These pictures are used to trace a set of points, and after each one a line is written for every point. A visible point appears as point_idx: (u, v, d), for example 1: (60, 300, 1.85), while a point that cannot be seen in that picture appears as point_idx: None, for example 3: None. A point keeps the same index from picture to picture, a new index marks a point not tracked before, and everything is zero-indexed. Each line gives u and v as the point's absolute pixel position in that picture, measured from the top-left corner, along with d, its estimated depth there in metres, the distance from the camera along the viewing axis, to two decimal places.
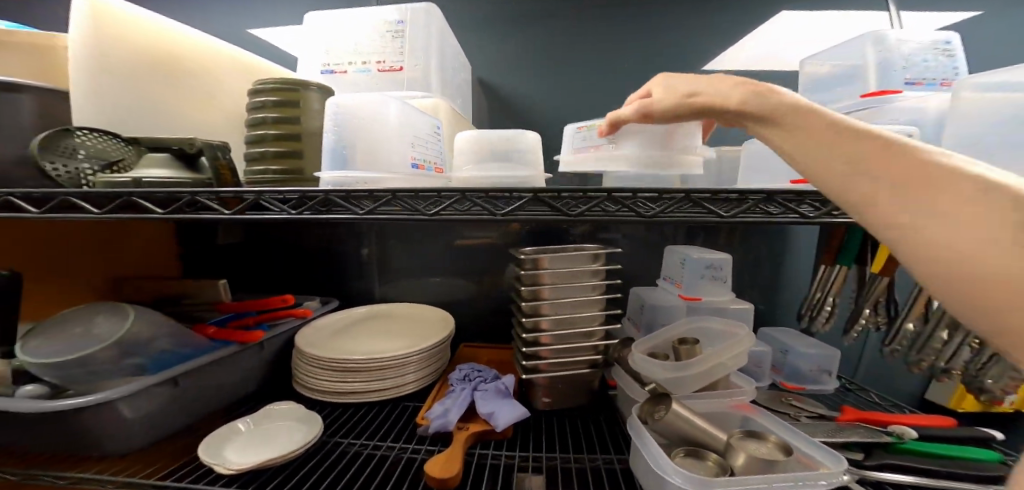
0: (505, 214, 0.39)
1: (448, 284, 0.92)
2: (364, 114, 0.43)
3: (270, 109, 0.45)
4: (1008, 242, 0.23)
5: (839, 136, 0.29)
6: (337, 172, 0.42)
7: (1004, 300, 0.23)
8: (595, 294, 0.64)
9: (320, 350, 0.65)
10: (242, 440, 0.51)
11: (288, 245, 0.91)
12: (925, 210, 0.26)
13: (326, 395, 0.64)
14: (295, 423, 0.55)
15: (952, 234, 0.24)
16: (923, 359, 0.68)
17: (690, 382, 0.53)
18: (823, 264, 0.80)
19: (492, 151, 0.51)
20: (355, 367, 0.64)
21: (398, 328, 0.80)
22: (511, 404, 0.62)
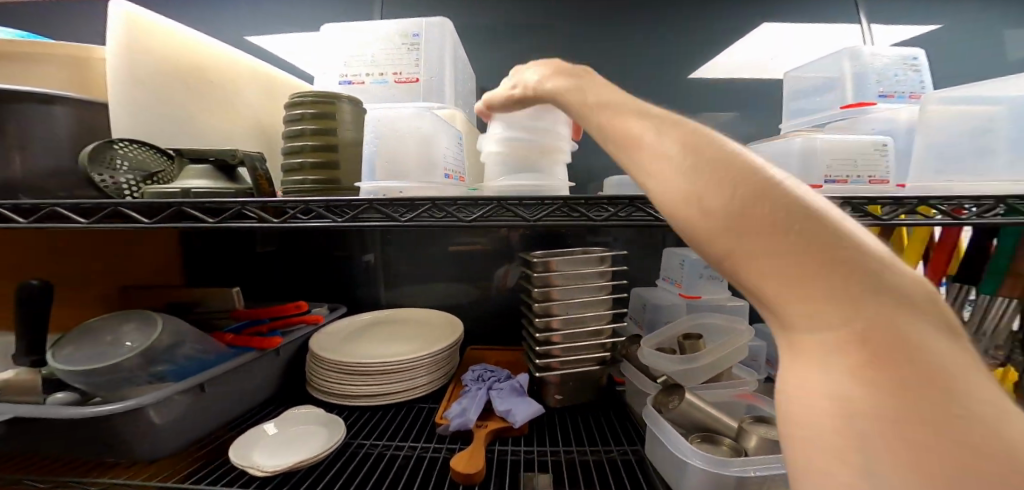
0: (537, 220, 0.41)
1: (454, 288, 0.94)
2: (397, 127, 0.46)
3: (309, 122, 0.47)
4: (693, 168, 0.23)
5: (603, 108, 0.31)
6: (373, 182, 0.44)
7: (700, 221, 0.22)
8: (603, 294, 0.67)
9: (335, 355, 0.66)
10: (270, 444, 0.53)
11: (294, 252, 0.91)
12: (649, 151, 0.26)
13: (342, 399, 0.65)
14: (320, 427, 0.57)
15: (661, 169, 0.24)
16: None
17: (703, 372, 0.58)
18: None
19: (524, 164, 0.53)
20: (374, 370, 0.66)
21: (407, 332, 0.81)
22: (527, 401, 0.65)
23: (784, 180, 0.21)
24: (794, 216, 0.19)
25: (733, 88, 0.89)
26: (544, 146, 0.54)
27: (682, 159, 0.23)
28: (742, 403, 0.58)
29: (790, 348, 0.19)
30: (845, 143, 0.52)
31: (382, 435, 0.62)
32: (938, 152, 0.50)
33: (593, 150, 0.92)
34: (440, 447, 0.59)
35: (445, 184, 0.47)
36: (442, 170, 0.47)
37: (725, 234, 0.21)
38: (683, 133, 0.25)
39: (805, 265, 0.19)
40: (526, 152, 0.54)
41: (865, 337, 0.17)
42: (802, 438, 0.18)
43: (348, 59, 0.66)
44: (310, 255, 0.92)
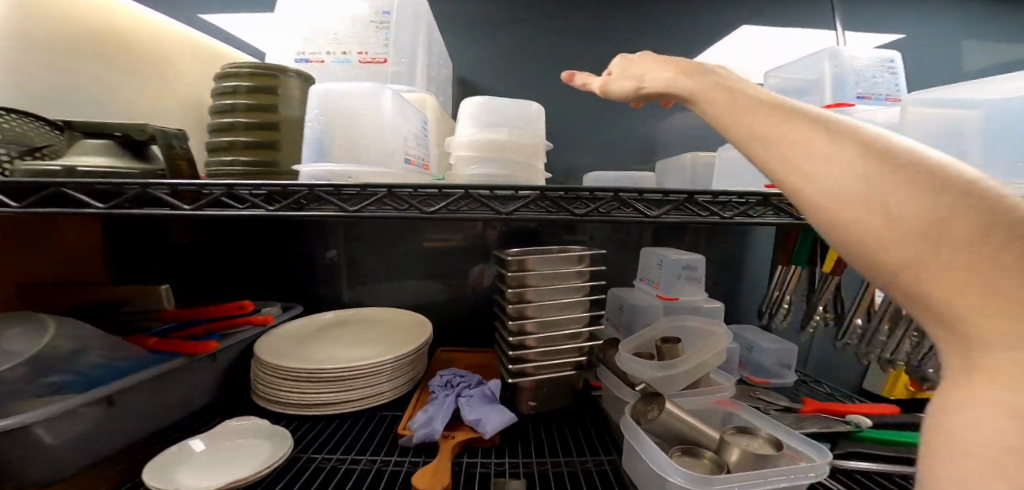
0: (507, 213, 0.36)
1: (424, 287, 0.88)
2: (352, 106, 0.40)
3: (244, 95, 0.42)
4: (875, 170, 0.21)
5: (738, 98, 0.28)
6: (317, 164, 0.38)
7: (879, 228, 0.21)
8: (580, 295, 0.64)
9: (284, 359, 0.59)
10: (198, 463, 0.46)
11: (246, 246, 0.83)
12: (812, 149, 0.23)
13: (291, 409, 0.58)
14: (262, 441, 0.51)
15: (831, 172, 0.22)
16: (871, 352, 0.73)
17: (684, 378, 0.56)
18: (781, 264, 0.85)
19: (502, 152, 0.48)
20: (330, 377, 0.59)
21: (372, 334, 0.75)
22: (498, 409, 0.60)
23: (987, 186, 0.20)
24: (1003, 234, 0.19)
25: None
26: (529, 141, 0.50)
27: (858, 161, 0.22)
28: (719, 410, 0.57)
29: (968, 364, 0.20)
30: None
31: (338, 449, 0.56)
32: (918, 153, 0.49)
33: (572, 146, 0.89)
34: (402, 460, 0.54)
35: (406, 172, 0.42)
36: (402, 153, 0.42)
37: (910, 244, 0.20)
38: (856, 134, 0.23)
39: (998, 285, 0.18)
40: (511, 146, 0.49)
41: None
42: (957, 447, 0.19)
43: (308, 35, 0.60)
44: (264, 250, 0.84)
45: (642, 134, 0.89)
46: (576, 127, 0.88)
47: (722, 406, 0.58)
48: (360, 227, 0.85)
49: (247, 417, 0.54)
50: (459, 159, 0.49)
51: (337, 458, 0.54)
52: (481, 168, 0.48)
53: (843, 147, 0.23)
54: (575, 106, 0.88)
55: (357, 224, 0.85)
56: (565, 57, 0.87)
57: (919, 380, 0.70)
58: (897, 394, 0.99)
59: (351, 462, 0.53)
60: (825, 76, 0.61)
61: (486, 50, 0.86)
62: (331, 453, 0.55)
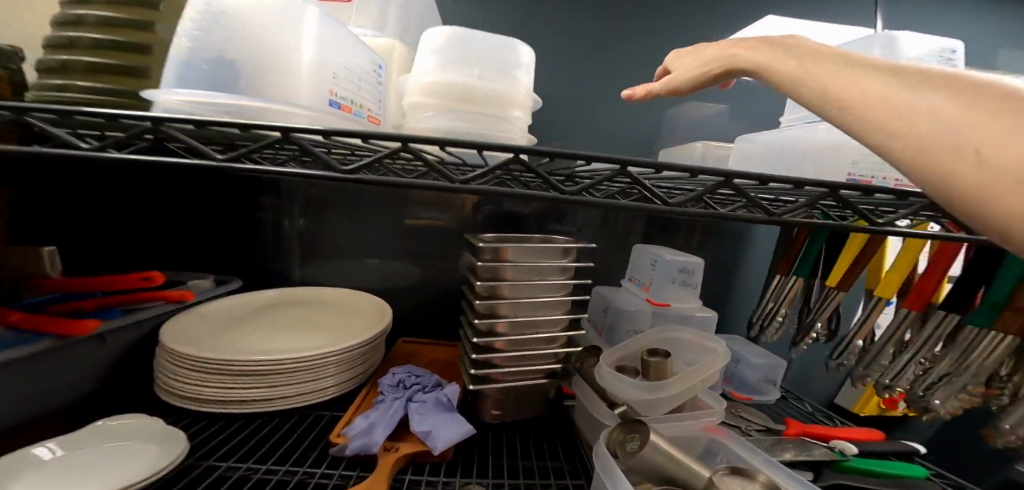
0: (462, 182, 0.27)
1: (388, 269, 0.78)
2: (257, 25, 0.32)
3: (100, 6, 0.37)
4: (992, 119, 0.19)
5: (824, 63, 0.26)
6: (188, 90, 0.30)
7: (1000, 180, 0.18)
8: (561, 294, 0.55)
9: (200, 348, 0.48)
10: (54, 473, 0.37)
11: (180, 209, 0.71)
12: (914, 105, 0.21)
13: (205, 407, 0.48)
14: (148, 444, 0.42)
15: (938, 125, 0.20)
16: (868, 374, 0.67)
17: (668, 403, 0.48)
18: (778, 274, 0.78)
19: (472, 95, 0.40)
20: (254, 371, 0.49)
21: (320, 319, 0.65)
22: (454, 418, 0.52)
23: None
24: None
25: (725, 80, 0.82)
26: (504, 88, 0.41)
27: (968, 112, 0.20)
28: (704, 438, 0.52)
29: None
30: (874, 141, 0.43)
31: (251, 458, 0.46)
32: None
33: (568, 127, 0.80)
34: (331, 472, 0.46)
35: (331, 115, 0.35)
36: (327, 91, 0.35)
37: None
38: (970, 84, 0.21)
39: None
40: (480, 92, 0.40)
41: None
42: None
43: None
44: (201, 213, 0.72)
45: (645, 121, 0.81)
46: (575, 105, 0.79)
47: (709, 433, 0.52)
48: (318, 194, 0.74)
49: (135, 415, 0.46)
50: (417, 108, 0.40)
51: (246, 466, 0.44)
52: (438, 119, 0.39)
53: (951, 99, 0.20)
54: (576, 80, 0.78)
55: (315, 192, 0.73)
56: (570, 23, 0.76)
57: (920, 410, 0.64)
58: (868, 413, 0.94)
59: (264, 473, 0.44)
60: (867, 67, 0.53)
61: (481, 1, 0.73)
62: (243, 462, 0.45)
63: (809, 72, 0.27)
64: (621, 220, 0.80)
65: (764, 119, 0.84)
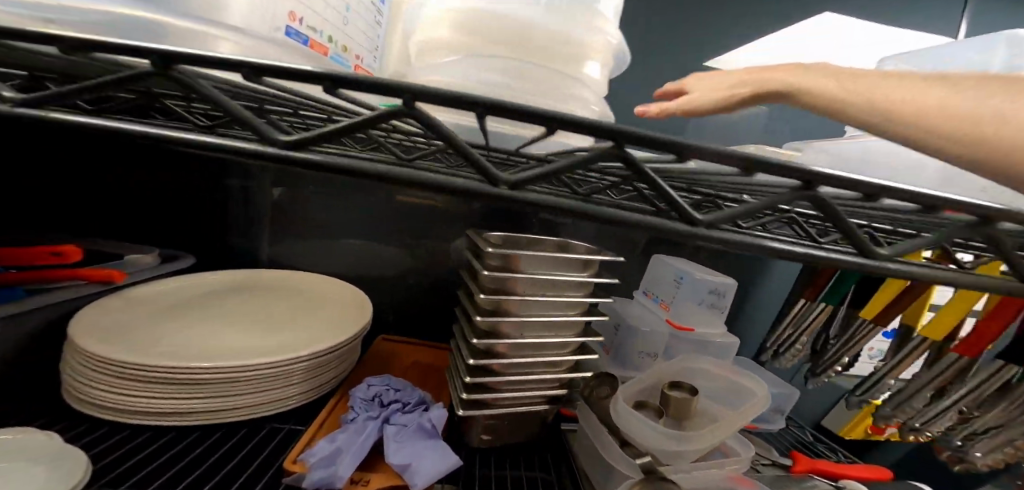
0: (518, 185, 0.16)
1: (372, 257, 0.68)
2: None
3: None
4: None
5: (865, 78, 0.20)
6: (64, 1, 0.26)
7: None
8: (574, 313, 0.46)
9: (131, 352, 0.38)
10: None
11: (120, 168, 0.59)
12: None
13: (139, 418, 0.39)
14: (36, 466, 0.33)
15: None
16: (895, 416, 0.64)
17: (696, 453, 0.41)
18: (802, 299, 0.71)
19: (509, 38, 0.39)
20: (194, 380, 0.39)
21: (287, 310, 0.55)
22: (436, 447, 0.44)
23: None
24: None
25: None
26: (582, 39, 0.40)
27: None
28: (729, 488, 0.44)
29: None
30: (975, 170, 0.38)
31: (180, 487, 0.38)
32: None
33: None
34: None
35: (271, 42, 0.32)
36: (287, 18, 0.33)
37: None
38: None
39: None
40: (543, 43, 0.39)
41: None
42: None
43: None
44: (149, 175, 0.60)
45: (675, 117, 0.72)
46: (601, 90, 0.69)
47: (732, 483, 0.44)
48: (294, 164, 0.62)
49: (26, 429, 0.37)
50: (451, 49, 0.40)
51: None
52: (470, 64, 0.39)
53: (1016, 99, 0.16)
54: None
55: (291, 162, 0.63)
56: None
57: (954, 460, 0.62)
58: (855, 437, 0.88)
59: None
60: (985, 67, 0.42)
61: None
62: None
63: (848, 89, 0.20)
64: None
65: (805, 128, 0.76)
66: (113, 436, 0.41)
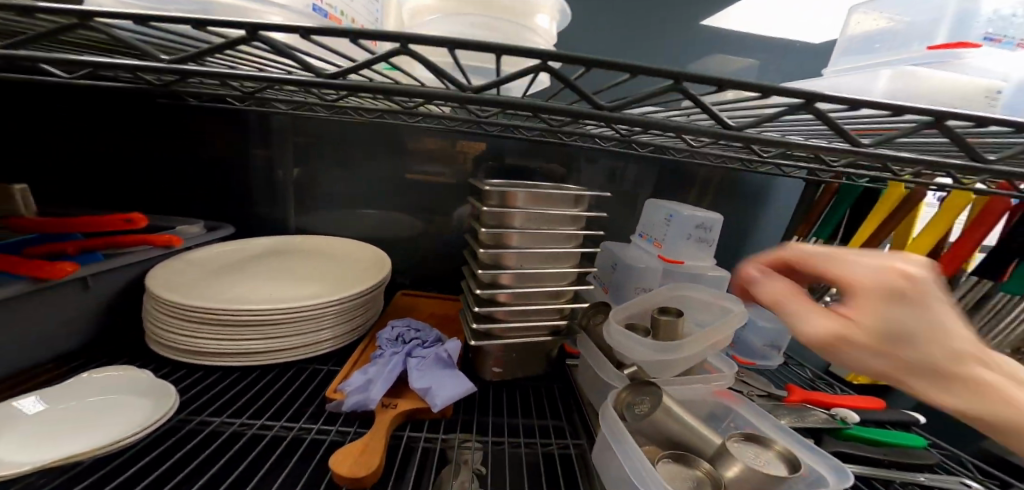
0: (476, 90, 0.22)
1: (391, 218, 0.74)
2: None
3: None
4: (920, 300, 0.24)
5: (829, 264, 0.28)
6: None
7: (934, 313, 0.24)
8: (570, 246, 0.53)
9: (191, 297, 0.46)
10: (41, 435, 0.34)
11: (157, 148, 0.65)
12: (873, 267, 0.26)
13: (197, 356, 0.48)
14: (143, 399, 0.38)
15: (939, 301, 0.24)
16: None
17: (678, 365, 0.45)
18: (794, 236, 0.75)
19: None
20: (243, 322, 0.47)
21: (319, 268, 0.62)
22: (452, 376, 0.47)
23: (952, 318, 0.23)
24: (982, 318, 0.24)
25: (763, 38, 0.83)
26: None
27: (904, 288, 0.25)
28: (712, 402, 0.46)
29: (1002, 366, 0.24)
30: (951, 81, 0.35)
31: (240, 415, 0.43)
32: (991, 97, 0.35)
33: None
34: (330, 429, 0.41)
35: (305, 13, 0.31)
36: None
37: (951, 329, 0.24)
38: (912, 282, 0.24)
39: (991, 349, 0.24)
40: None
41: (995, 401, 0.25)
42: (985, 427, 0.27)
43: None
44: (182, 153, 0.66)
45: None
46: (597, 56, 0.80)
47: (717, 398, 0.46)
48: (315, 136, 0.68)
49: (124, 369, 0.41)
50: (422, 16, 0.36)
51: (230, 427, 0.41)
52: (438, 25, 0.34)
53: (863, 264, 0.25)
54: (600, 33, 0.78)
55: (302, 125, 0.67)
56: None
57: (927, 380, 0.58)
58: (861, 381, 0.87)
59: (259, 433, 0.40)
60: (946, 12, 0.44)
61: None
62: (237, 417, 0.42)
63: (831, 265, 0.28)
64: (642, 177, 0.77)
65: (789, 76, 0.86)
66: (171, 373, 0.49)
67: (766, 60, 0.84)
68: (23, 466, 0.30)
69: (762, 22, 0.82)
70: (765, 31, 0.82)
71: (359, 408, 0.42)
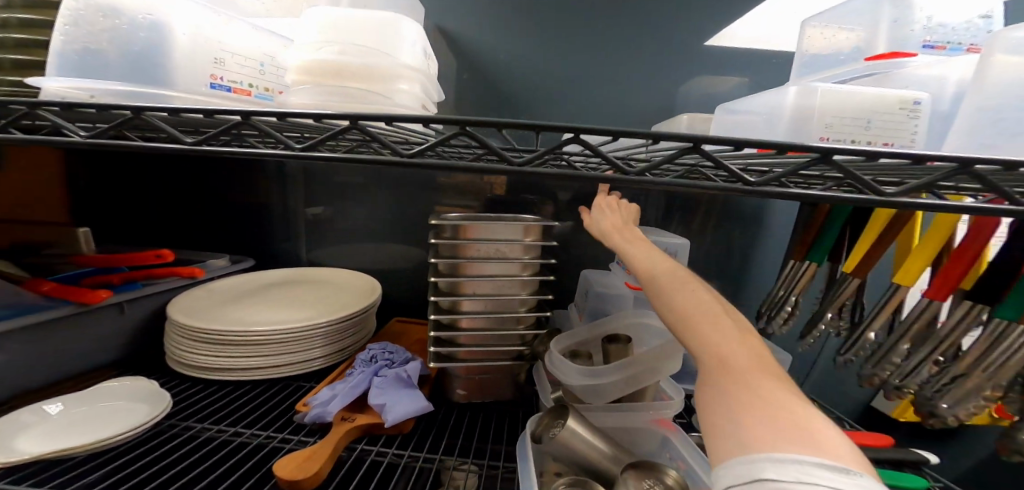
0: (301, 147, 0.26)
1: (386, 252, 0.81)
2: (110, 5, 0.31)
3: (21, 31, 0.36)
4: (707, 326, 0.25)
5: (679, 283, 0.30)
6: (76, 80, 0.30)
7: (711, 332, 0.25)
8: (525, 274, 0.56)
9: (190, 317, 0.55)
10: (50, 429, 0.40)
11: (192, 197, 0.79)
12: (690, 290, 0.29)
13: (193, 370, 0.55)
14: (138, 404, 0.45)
15: (710, 325, 0.25)
16: (875, 374, 0.54)
17: (616, 389, 0.44)
18: (792, 260, 0.69)
19: (334, 65, 0.30)
20: (225, 341, 0.54)
21: (316, 294, 0.70)
22: (410, 395, 0.50)
23: (715, 323, 0.26)
24: (738, 348, 0.24)
25: (748, 62, 0.83)
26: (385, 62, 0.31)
27: (698, 300, 0.28)
28: (656, 432, 0.44)
29: (749, 379, 0.21)
30: (859, 94, 0.35)
31: (215, 417, 0.47)
32: (911, 107, 0.34)
33: (571, 106, 0.86)
34: (289, 438, 0.44)
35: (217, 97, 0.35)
36: (207, 75, 0.34)
37: (724, 346, 0.24)
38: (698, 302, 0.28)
39: (738, 372, 0.22)
40: (354, 69, 0.30)
41: (752, 389, 0.21)
42: (758, 412, 0.20)
43: None
44: (212, 201, 0.79)
45: (650, 99, 0.85)
46: (581, 90, 0.86)
47: (658, 427, 0.44)
48: (321, 181, 0.78)
49: (133, 379, 0.48)
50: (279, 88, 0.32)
51: (200, 427, 0.44)
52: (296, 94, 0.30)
53: (688, 286, 0.29)
54: (579, 75, 0.85)
55: (313, 174, 0.78)
56: (570, 24, 0.83)
57: (923, 416, 0.51)
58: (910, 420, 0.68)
59: (224, 438, 0.43)
60: (884, 21, 0.44)
61: (493, 19, 0.83)
62: (212, 422, 0.45)
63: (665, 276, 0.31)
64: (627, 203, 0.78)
65: None
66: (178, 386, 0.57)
67: (755, 81, 0.84)
68: (27, 454, 0.36)
69: (746, 46, 0.83)
70: (749, 54, 0.83)
71: (319, 421, 0.46)
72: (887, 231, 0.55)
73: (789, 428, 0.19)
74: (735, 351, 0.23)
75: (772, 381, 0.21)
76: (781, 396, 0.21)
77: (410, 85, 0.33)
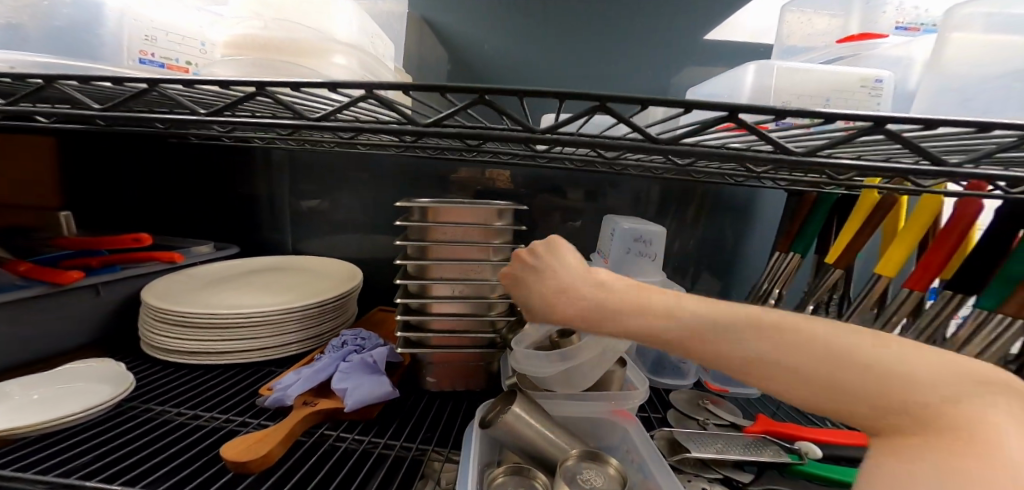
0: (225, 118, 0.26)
1: (369, 241, 0.81)
2: None
3: None
4: (795, 365, 0.22)
5: (716, 327, 0.25)
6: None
7: (811, 372, 0.22)
8: (495, 260, 0.55)
9: (162, 300, 0.56)
10: (12, 407, 0.41)
11: (174, 184, 0.80)
12: (732, 331, 0.25)
13: (166, 354, 0.56)
14: (103, 385, 0.46)
15: (796, 362, 0.22)
16: None
17: (579, 377, 0.43)
18: (777, 251, 0.67)
19: (270, 42, 0.30)
20: (193, 323, 0.55)
21: (293, 281, 0.70)
22: (375, 381, 0.50)
23: (797, 352, 0.22)
24: (843, 374, 0.21)
25: (731, 49, 0.82)
26: (311, 33, 0.31)
27: (753, 340, 0.24)
28: (617, 424, 0.43)
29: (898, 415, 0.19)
30: (819, 70, 0.34)
31: (179, 400, 0.47)
32: (874, 85, 0.33)
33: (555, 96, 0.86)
34: (249, 421, 0.44)
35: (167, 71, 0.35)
36: (136, 50, 0.35)
37: (833, 382, 0.21)
38: (759, 338, 0.24)
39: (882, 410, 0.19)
40: (284, 44, 0.30)
41: (915, 425, 0.18)
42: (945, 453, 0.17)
43: None
44: (195, 188, 0.81)
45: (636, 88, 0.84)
46: (567, 80, 0.85)
47: (617, 417, 0.43)
48: (304, 170, 0.78)
49: (102, 362, 0.49)
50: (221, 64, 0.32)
51: (163, 409, 0.45)
52: (230, 67, 0.30)
53: (726, 329, 0.25)
54: (563, 64, 0.84)
55: (297, 162, 0.78)
56: (557, 14, 0.82)
57: None
58: None
59: (182, 421, 0.43)
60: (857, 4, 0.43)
61: (478, 9, 0.83)
62: (174, 405, 0.46)
63: (694, 330, 0.26)
64: (609, 194, 0.77)
65: None
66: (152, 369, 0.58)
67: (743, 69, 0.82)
68: None
69: (733, 33, 0.81)
70: (737, 42, 0.81)
71: (279, 405, 0.47)
72: (870, 219, 0.53)
73: (982, 458, 0.16)
74: (845, 380, 0.21)
75: (922, 388, 0.19)
76: (942, 411, 0.18)
77: (347, 59, 0.33)
